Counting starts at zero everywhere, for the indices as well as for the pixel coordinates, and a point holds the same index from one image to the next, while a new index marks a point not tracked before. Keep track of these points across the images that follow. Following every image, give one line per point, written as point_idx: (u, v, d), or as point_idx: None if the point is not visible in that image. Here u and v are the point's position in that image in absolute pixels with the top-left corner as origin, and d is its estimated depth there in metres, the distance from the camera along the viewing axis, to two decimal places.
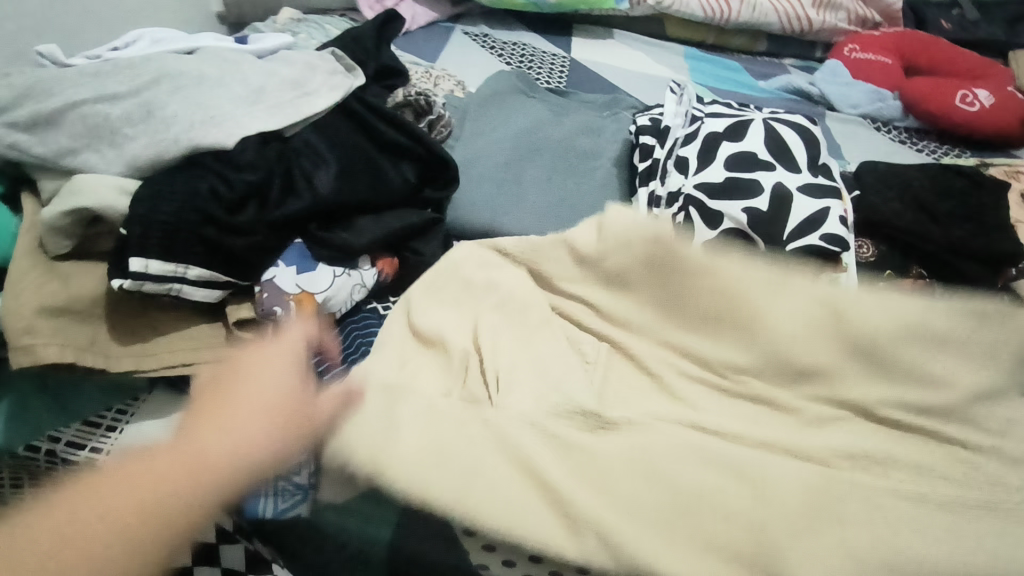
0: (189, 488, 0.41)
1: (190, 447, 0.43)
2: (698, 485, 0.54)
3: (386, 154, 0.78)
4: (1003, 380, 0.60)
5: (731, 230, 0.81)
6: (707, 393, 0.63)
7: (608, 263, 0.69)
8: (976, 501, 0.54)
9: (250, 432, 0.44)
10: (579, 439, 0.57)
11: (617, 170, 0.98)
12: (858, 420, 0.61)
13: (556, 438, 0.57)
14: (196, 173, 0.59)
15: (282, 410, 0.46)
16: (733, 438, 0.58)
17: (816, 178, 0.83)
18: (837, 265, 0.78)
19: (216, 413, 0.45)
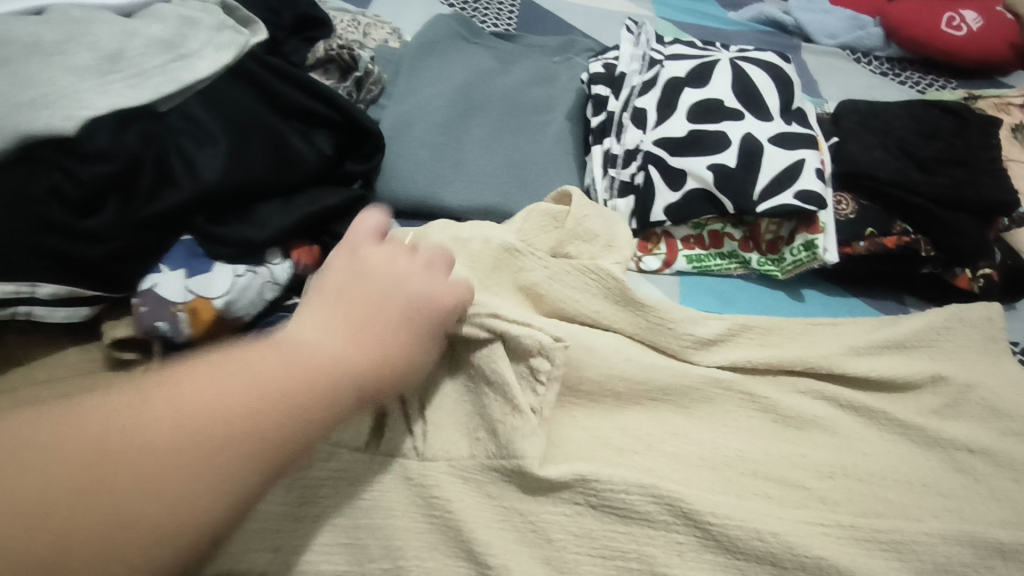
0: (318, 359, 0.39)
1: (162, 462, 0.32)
2: (660, 518, 0.51)
3: (294, 124, 0.65)
4: (942, 372, 0.64)
5: (695, 190, 0.72)
6: (665, 403, 0.61)
7: (555, 273, 0.65)
8: (946, 509, 0.56)
9: (237, 457, 0.34)
10: (524, 497, 0.52)
11: (571, 125, 0.88)
12: (818, 428, 0.60)
13: (498, 477, 0.52)
14: (29, 170, 0.48)
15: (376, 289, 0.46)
16: (693, 462, 0.56)
17: (790, 125, 0.74)
18: (812, 226, 0.70)
19: (190, 411, 0.34)
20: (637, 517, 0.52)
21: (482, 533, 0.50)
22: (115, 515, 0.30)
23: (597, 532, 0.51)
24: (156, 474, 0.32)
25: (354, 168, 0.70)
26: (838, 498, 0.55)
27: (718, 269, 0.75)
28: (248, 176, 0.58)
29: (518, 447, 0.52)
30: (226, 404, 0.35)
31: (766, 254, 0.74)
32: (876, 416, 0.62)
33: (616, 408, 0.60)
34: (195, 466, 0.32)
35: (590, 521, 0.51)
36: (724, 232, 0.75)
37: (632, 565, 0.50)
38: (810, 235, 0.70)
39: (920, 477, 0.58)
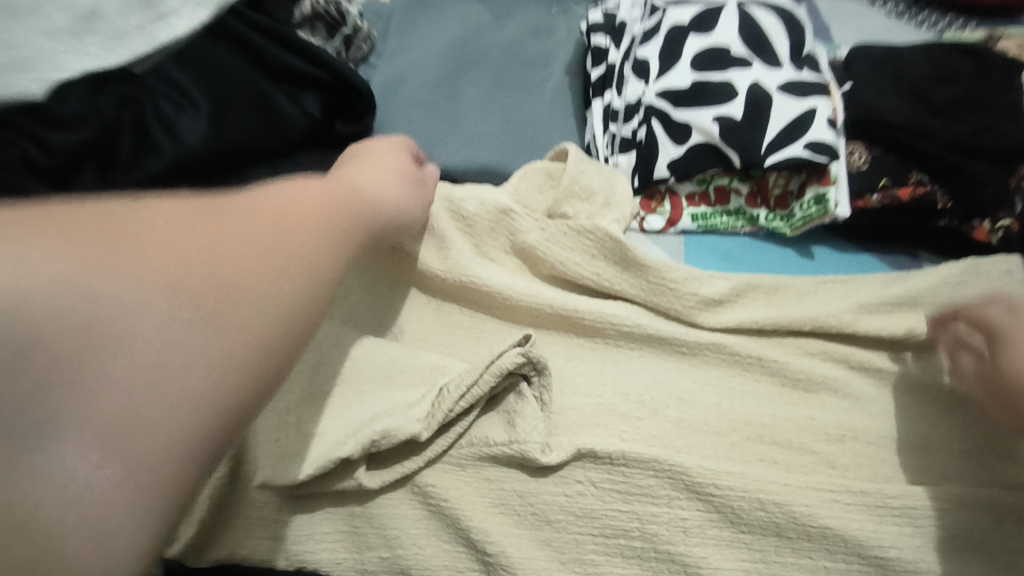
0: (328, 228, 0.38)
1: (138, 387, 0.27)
2: (662, 491, 0.52)
3: (281, 85, 0.61)
4: None
5: (701, 144, 0.69)
6: (669, 368, 0.59)
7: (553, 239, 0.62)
8: (955, 471, 0.55)
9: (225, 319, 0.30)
10: (526, 474, 0.52)
11: (570, 79, 0.84)
12: (828, 390, 0.59)
13: (499, 463, 0.52)
14: (6, 138, 0.50)
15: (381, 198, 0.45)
16: (697, 428, 0.56)
17: (800, 72, 0.70)
18: (823, 178, 0.67)
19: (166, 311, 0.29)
20: (638, 493, 0.51)
21: (480, 518, 0.50)
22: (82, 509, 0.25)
23: (598, 511, 0.51)
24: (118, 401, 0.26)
25: (344, 130, 0.65)
26: (842, 464, 0.55)
27: (724, 227, 0.72)
28: (234, 143, 0.57)
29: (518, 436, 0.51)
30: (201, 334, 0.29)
31: (774, 210, 0.71)
32: (882, 378, 0.60)
33: (615, 375, 0.59)
34: (200, 309, 0.29)
35: (594, 497, 0.51)
36: (732, 186, 0.71)
37: (634, 543, 0.51)
38: (821, 187, 0.67)
39: (930, 441, 0.56)
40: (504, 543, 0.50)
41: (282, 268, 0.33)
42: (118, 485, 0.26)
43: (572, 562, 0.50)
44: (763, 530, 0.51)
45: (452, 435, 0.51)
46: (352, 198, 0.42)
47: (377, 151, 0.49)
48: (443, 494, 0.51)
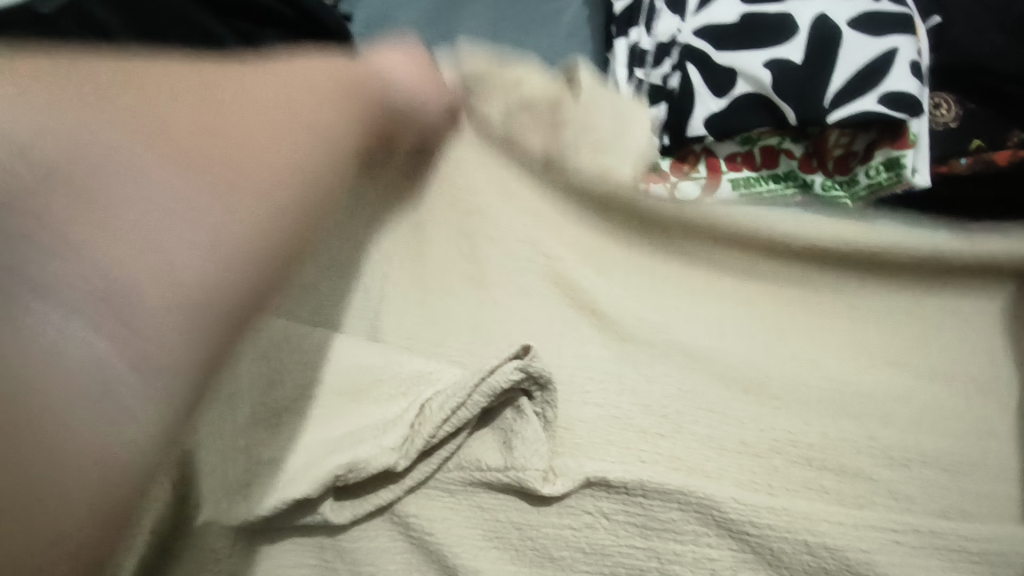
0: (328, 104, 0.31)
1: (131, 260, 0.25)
2: (684, 522, 0.43)
3: (235, 21, 0.50)
4: None
5: (747, 95, 0.56)
6: (700, 371, 0.50)
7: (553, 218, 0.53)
8: None
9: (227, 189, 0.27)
10: (524, 506, 0.44)
11: (592, 10, 0.70)
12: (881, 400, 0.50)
13: (493, 489, 0.44)
14: None
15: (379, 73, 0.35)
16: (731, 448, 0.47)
17: (880, 2, 0.56)
18: (899, 139, 0.54)
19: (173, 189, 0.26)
20: (659, 526, 0.43)
21: (469, 555, 0.42)
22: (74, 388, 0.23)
23: (611, 547, 0.42)
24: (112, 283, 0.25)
25: None
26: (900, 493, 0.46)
27: (769, 196, 0.60)
28: None
29: (516, 460, 0.43)
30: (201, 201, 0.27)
31: (833, 176, 0.58)
32: (945, 385, 0.51)
33: (635, 374, 0.49)
34: (204, 194, 0.27)
35: (603, 529, 0.43)
36: (781, 148, 0.59)
37: None
38: (894, 151, 0.55)
39: (995, 469, 0.48)
40: (499, 574, 0.42)
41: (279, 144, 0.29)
42: (104, 408, 0.24)
43: None
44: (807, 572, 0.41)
45: (436, 460, 0.43)
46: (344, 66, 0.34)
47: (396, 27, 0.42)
48: (425, 525, 0.43)
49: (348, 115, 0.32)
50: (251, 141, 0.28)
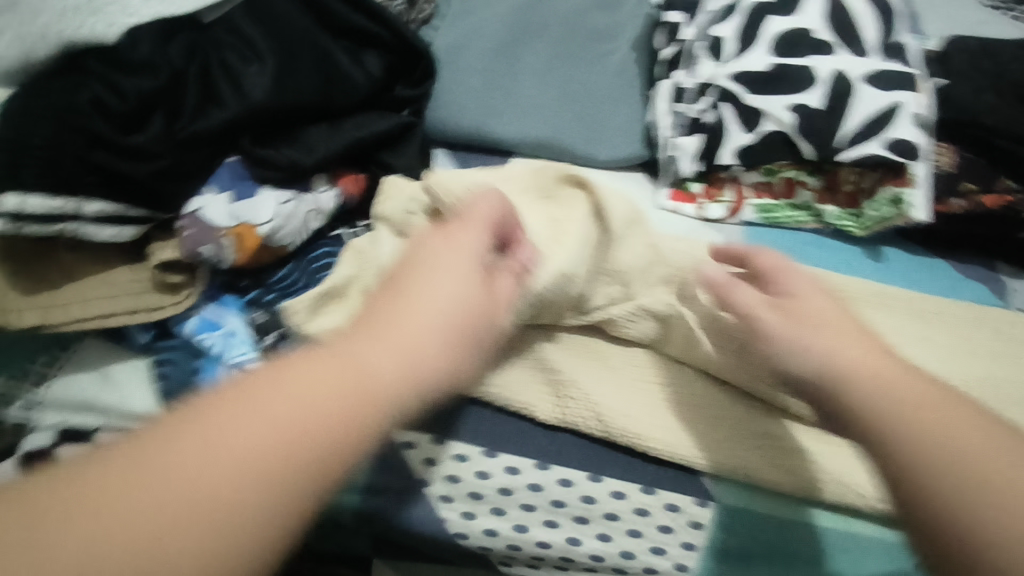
0: (337, 441, 0.33)
1: (265, 420, 0.32)
2: (707, 452, 0.51)
3: (343, 43, 0.60)
4: None
5: (772, 133, 0.65)
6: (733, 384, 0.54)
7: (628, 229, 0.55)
8: None
9: (342, 404, 0.33)
10: (576, 425, 0.53)
11: (636, 55, 0.80)
12: None
13: (551, 421, 0.53)
14: (76, 81, 0.48)
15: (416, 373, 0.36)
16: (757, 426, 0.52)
17: (888, 63, 0.66)
18: (901, 178, 0.64)
19: (228, 456, 0.30)
20: (686, 444, 0.51)
21: (523, 449, 0.53)
22: (240, 452, 0.31)
23: (637, 461, 0.52)
24: (273, 403, 0.32)
25: (404, 94, 0.65)
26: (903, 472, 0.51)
27: (788, 221, 0.69)
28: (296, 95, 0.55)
29: (575, 394, 0.53)
30: (308, 419, 0.32)
31: (845, 208, 0.68)
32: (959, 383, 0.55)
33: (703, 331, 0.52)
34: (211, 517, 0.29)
35: (652, 445, 0.52)
36: (799, 180, 0.68)
37: (660, 509, 0.51)
38: (898, 188, 0.64)
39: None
40: (552, 499, 0.52)
41: (250, 456, 0.31)
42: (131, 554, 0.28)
43: (599, 519, 0.52)
44: (800, 522, 0.51)
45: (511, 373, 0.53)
46: (384, 392, 0.35)
47: (478, 207, 0.45)
48: (493, 437, 0.53)
49: (363, 401, 0.34)
50: (254, 440, 0.31)
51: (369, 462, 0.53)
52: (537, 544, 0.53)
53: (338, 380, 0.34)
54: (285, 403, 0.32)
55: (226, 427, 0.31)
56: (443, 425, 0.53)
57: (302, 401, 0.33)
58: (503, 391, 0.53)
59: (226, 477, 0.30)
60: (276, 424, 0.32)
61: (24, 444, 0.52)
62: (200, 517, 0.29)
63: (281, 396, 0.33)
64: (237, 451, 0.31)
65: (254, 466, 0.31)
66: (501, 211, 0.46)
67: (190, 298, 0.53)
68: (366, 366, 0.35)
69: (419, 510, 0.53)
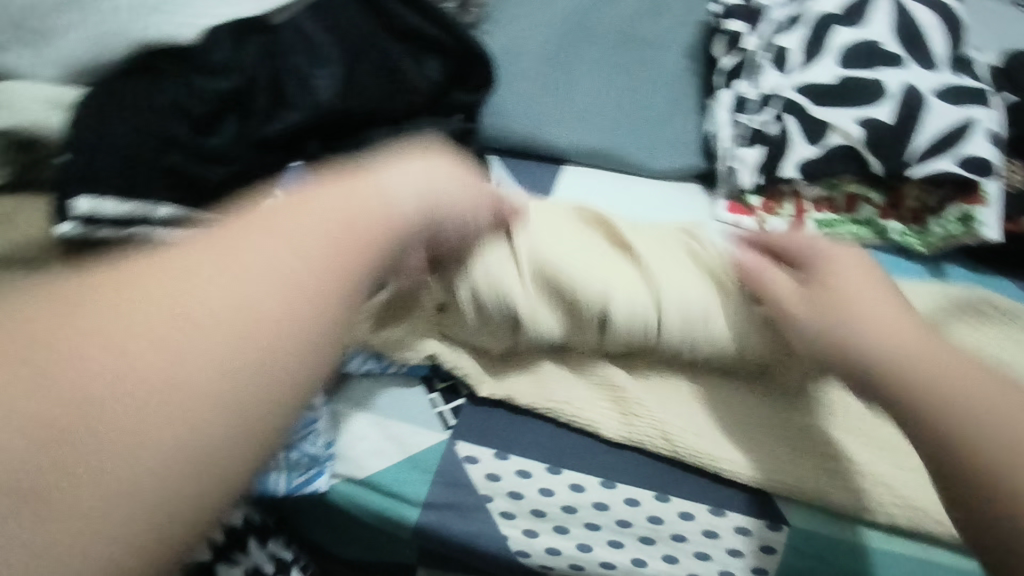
0: (337, 287, 0.32)
1: (251, 283, 0.30)
2: (782, 475, 0.50)
3: (407, 48, 0.59)
4: None
5: (838, 147, 0.64)
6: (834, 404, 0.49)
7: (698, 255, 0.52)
8: None
9: (340, 258, 0.33)
10: (647, 443, 0.51)
11: (690, 64, 0.79)
12: None
13: (618, 438, 0.52)
14: (156, 84, 0.48)
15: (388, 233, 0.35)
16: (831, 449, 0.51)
17: (958, 77, 0.64)
18: (972, 195, 0.62)
19: (187, 296, 0.29)
20: (760, 465, 0.50)
21: (590, 466, 0.51)
22: (215, 309, 0.29)
23: (707, 483, 0.51)
24: (243, 245, 0.31)
25: (464, 99, 0.63)
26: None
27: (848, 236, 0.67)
28: (360, 102, 0.54)
29: (644, 411, 0.51)
30: (283, 265, 0.31)
31: (908, 224, 0.66)
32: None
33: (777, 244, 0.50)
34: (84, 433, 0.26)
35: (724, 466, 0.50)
36: (863, 195, 0.66)
37: (730, 533, 0.50)
38: (967, 206, 0.62)
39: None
40: (618, 518, 0.50)
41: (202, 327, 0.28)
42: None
43: (666, 541, 0.50)
44: (874, 549, 0.49)
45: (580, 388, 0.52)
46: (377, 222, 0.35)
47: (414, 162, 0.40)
48: (557, 452, 0.52)
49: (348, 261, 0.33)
50: (204, 315, 0.29)
51: (429, 475, 0.52)
52: (601, 564, 0.51)
53: (350, 223, 0.34)
54: (248, 262, 0.31)
55: (214, 266, 0.30)
56: (507, 439, 0.52)
57: (261, 269, 0.31)
58: (570, 407, 0.52)
59: (183, 324, 0.28)
60: (275, 242, 0.32)
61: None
62: (213, 349, 0.28)
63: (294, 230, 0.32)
64: (201, 316, 0.29)
65: (236, 298, 0.29)
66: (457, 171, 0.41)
67: None
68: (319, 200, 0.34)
69: (479, 525, 0.51)
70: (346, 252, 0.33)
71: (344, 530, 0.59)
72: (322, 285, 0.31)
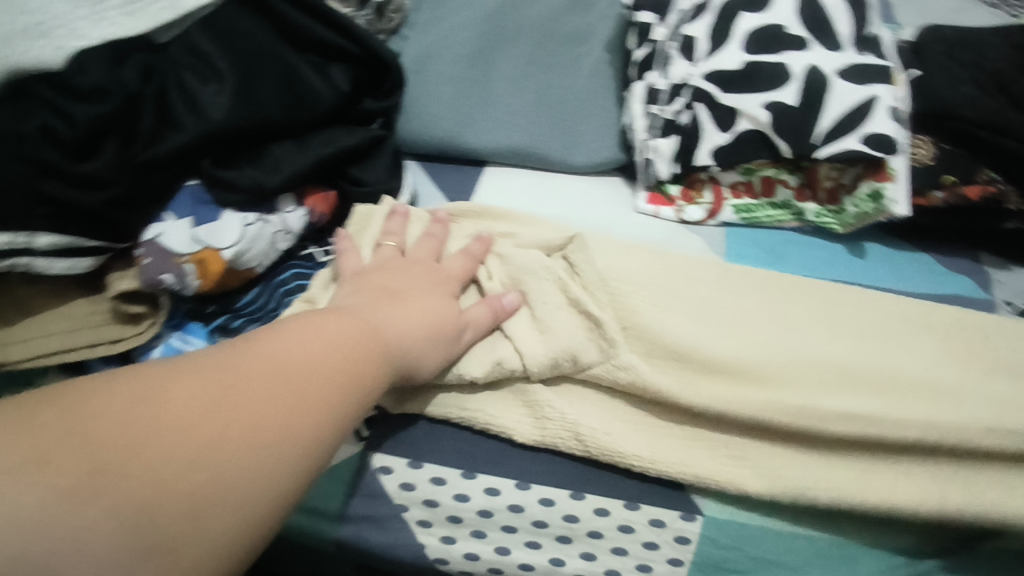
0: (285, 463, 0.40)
1: (266, 390, 0.40)
2: (694, 467, 0.49)
3: (308, 57, 0.59)
4: None
5: (748, 132, 0.64)
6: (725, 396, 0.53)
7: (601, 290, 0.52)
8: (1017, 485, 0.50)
9: (308, 425, 0.41)
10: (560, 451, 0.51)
11: (610, 57, 0.79)
12: None
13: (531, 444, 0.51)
14: (23, 109, 0.45)
15: (378, 350, 0.46)
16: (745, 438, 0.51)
17: (863, 56, 0.65)
18: (881, 173, 0.62)
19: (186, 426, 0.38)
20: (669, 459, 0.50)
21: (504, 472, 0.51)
22: (236, 446, 0.38)
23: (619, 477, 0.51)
24: (282, 360, 0.42)
25: (373, 106, 0.63)
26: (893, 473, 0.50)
27: (769, 220, 0.68)
28: (258, 117, 0.54)
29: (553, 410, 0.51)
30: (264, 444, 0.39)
31: (824, 205, 0.66)
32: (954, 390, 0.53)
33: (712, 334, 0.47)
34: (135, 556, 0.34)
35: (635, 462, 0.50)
36: (778, 178, 0.67)
37: (646, 525, 0.50)
38: (877, 183, 0.62)
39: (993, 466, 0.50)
40: (534, 519, 0.50)
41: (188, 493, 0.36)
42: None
43: (583, 538, 0.50)
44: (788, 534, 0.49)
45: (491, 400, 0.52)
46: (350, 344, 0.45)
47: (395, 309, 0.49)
48: (472, 458, 0.51)
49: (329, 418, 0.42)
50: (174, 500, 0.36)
51: (346, 488, 0.51)
52: (521, 566, 0.51)
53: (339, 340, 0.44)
54: (292, 351, 0.43)
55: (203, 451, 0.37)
56: (421, 449, 0.52)
57: (308, 353, 0.43)
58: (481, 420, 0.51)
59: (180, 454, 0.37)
60: (298, 360, 0.42)
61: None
62: (205, 437, 0.38)
63: (252, 396, 0.40)
64: (204, 422, 0.38)
65: (242, 440, 0.38)
66: (373, 338, 0.46)
67: (153, 327, 0.51)
68: (327, 330, 0.45)
69: (401, 536, 0.51)
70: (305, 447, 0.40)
71: (274, 549, 0.58)
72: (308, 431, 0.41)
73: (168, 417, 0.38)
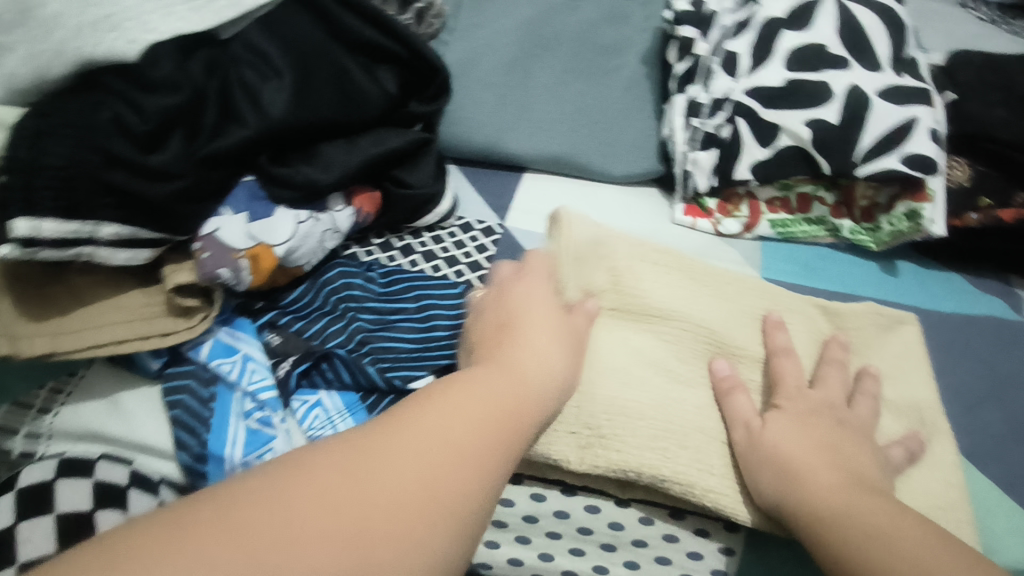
0: (442, 524, 0.34)
1: (432, 442, 0.36)
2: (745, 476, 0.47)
3: (359, 59, 0.59)
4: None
5: (789, 148, 0.65)
6: None
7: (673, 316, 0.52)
8: None
9: (460, 465, 0.36)
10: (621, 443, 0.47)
11: (646, 69, 0.80)
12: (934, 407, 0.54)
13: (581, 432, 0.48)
14: (93, 99, 0.45)
15: (500, 420, 0.40)
16: None
17: (901, 77, 0.66)
18: (918, 193, 0.63)
19: (414, 450, 0.36)
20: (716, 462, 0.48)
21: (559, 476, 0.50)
22: (432, 473, 0.35)
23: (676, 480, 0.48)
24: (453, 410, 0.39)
25: (418, 109, 0.63)
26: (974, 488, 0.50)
27: (804, 236, 0.68)
28: (313, 116, 0.54)
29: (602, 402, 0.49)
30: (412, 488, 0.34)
31: (859, 223, 0.67)
32: None
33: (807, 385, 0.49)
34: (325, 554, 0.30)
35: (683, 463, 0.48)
36: (815, 195, 0.68)
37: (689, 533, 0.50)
38: (915, 203, 0.64)
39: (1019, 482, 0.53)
40: (578, 526, 0.51)
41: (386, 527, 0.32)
42: None
43: (627, 545, 0.51)
44: None
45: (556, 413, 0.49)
46: (474, 411, 0.39)
47: (486, 380, 0.42)
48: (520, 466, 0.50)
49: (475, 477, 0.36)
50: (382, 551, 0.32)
51: None
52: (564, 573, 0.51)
53: (470, 401, 0.40)
54: (443, 433, 0.37)
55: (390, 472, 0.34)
56: None
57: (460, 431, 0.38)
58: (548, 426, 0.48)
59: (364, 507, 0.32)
60: (447, 421, 0.38)
61: (20, 479, 0.45)
62: (398, 506, 0.33)
63: (421, 428, 0.37)
64: (398, 463, 0.35)
65: (401, 500, 0.33)
66: (491, 407, 0.40)
67: (205, 321, 0.51)
68: (454, 394, 0.40)
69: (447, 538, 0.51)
70: (454, 494, 0.35)
71: None
72: (464, 477, 0.36)
73: (322, 533, 0.31)
